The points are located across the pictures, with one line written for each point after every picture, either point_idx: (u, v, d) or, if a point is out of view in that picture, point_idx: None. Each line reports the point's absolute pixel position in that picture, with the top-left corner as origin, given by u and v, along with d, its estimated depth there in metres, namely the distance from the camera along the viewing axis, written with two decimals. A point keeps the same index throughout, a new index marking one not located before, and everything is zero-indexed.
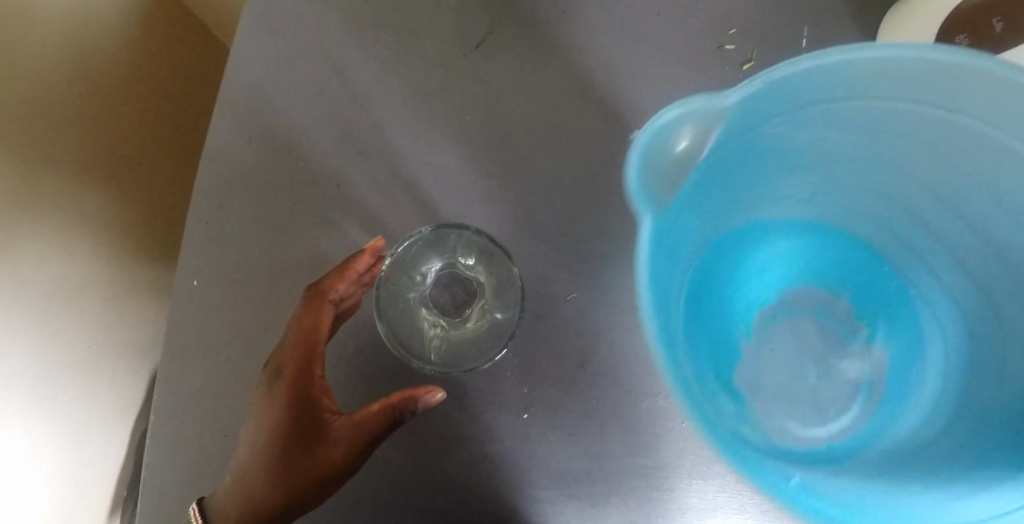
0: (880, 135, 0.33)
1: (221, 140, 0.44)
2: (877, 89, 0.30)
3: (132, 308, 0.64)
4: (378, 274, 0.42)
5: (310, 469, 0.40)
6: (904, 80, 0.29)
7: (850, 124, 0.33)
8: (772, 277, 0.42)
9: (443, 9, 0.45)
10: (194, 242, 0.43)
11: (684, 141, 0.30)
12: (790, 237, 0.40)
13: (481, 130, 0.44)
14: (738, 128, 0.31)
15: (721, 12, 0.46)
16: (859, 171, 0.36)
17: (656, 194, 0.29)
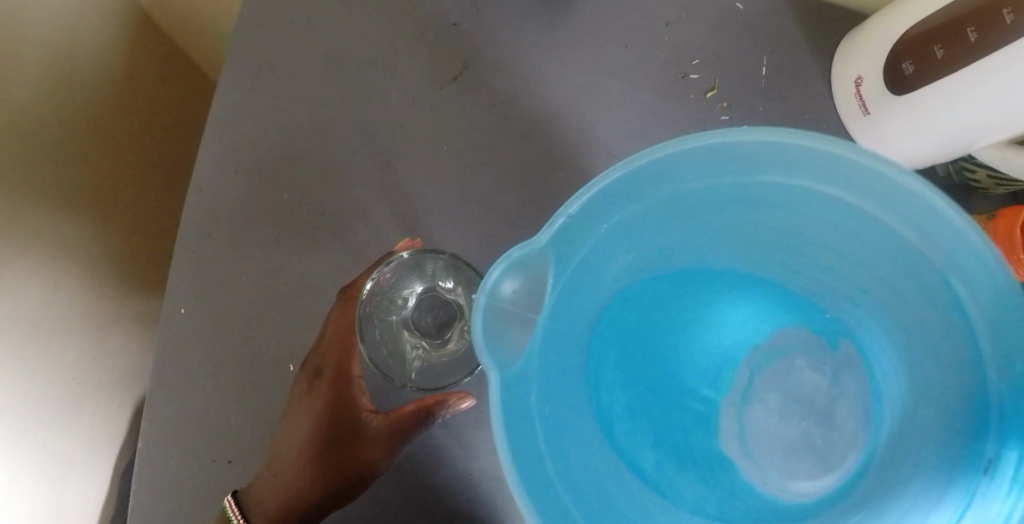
0: (715, 208, 0.38)
1: (208, 172, 0.46)
2: (689, 179, 0.35)
3: (116, 340, 0.64)
4: (358, 307, 0.42)
5: (349, 461, 0.43)
6: (691, 166, 0.35)
7: (677, 209, 0.38)
8: (698, 343, 0.45)
9: (421, 45, 0.47)
10: (183, 272, 0.45)
11: (514, 288, 0.34)
12: (692, 303, 0.44)
13: (458, 160, 0.46)
14: (567, 253, 0.36)
15: (686, 43, 0.48)
16: (723, 233, 0.40)
17: (502, 342, 0.34)
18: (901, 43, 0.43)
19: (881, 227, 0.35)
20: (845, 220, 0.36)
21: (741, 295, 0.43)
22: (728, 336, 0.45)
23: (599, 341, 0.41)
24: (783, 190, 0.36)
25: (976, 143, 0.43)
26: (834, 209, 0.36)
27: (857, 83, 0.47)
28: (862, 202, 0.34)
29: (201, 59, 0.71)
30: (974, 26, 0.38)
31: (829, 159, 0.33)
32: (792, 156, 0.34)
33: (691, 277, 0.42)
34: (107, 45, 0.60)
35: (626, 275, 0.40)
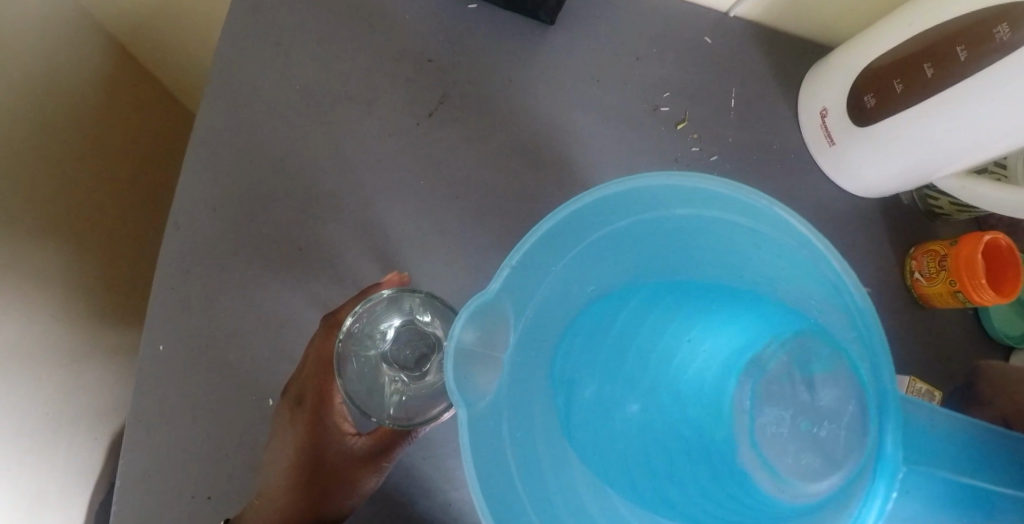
0: (651, 244, 0.39)
1: (185, 207, 0.45)
2: (612, 212, 0.36)
3: (94, 372, 0.65)
4: (338, 345, 0.42)
5: (332, 483, 0.45)
6: (612, 207, 0.36)
7: (616, 248, 0.38)
8: (687, 363, 0.45)
9: (399, 80, 0.48)
10: (159, 310, 0.43)
11: (475, 334, 0.34)
12: (671, 325, 0.43)
13: (437, 193, 0.47)
14: (520, 297, 0.36)
15: (657, 77, 0.50)
16: (668, 266, 0.40)
17: (474, 387, 0.34)
18: (863, 78, 0.44)
19: (778, 241, 0.35)
20: (757, 244, 0.36)
21: (714, 315, 0.42)
22: (715, 357, 0.44)
23: (575, 371, 0.41)
24: (696, 222, 0.37)
25: (939, 171, 0.44)
26: (747, 234, 0.36)
27: (822, 114, 0.48)
28: (762, 225, 0.35)
29: (179, 90, 0.71)
30: (929, 63, 0.40)
31: (717, 196, 0.35)
32: (691, 194, 0.36)
33: (661, 303, 0.41)
34: (93, 73, 0.59)
35: (585, 306, 0.40)
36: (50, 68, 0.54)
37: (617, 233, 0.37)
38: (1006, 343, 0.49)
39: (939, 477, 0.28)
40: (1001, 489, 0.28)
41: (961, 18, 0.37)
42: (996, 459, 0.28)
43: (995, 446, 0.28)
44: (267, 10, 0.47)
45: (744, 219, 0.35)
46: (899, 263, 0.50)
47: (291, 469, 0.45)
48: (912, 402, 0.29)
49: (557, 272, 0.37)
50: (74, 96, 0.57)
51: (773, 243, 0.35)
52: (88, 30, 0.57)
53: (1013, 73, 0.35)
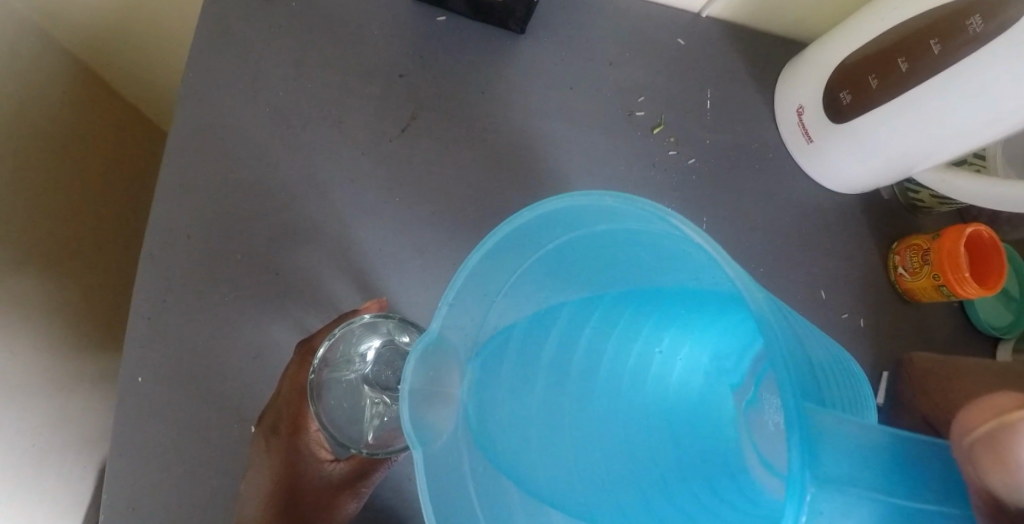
0: (590, 266, 0.32)
1: (158, 234, 0.44)
2: (532, 234, 0.31)
3: (79, 398, 0.65)
4: (309, 379, 0.42)
5: (311, 509, 0.45)
6: (531, 234, 0.31)
7: (558, 274, 0.33)
8: (669, 379, 0.35)
9: (370, 96, 0.47)
10: (136, 340, 0.43)
11: (426, 375, 0.32)
12: (640, 337, 0.34)
13: (411, 209, 0.46)
14: (460, 335, 0.33)
15: (631, 82, 0.50)
16: (621, 282, 0.32)
17: (431, 427, 0.31)
18: (838, 73, 0.44)
19: (662, 241, 0.27)
20: (674, 256, 0.27)
21: (686, 322, 0.33)
22: (698, 364, 0.36)
23: (534, 393, 0.34)
24: (620, 235, 0.29)
25: (918, 165, 0.43)
26: (656, 249, 0.28)
27: (799, 112, 0.48)
28: (661, 227, 0.25)
29: (154, 113, 0.71)
30: (903, 57, 0.39)
31: (613, 210, 0.27)
32: (595, 212, 0.28)
33: (620, 319, 0.34)
34: (67, 99, 0.59)
35: (537, 328, 0.34)
36: (23, 97, 0.53)
37: (551, 255, 0.32)
38: (993, 334, 0.49)
39: (864, 499, 0.16)
40: (938, 507, 0.17)
41: (932, 11, 0.37)
42: (925, 475, 0.17)
43: (924, 453, 0.17)
44: (234, 32, 0.47)
45: (639, 222, 0.27)
46: (882, 259, 0.50)
47: (267, 500, 0.44)
48: (818, 411, 0.18)
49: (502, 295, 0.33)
50: (48, 123, 0.57)
51: (672, 243, 0.26)
52: (58, 56, 0.56)
53: (990, 64, 0.34)
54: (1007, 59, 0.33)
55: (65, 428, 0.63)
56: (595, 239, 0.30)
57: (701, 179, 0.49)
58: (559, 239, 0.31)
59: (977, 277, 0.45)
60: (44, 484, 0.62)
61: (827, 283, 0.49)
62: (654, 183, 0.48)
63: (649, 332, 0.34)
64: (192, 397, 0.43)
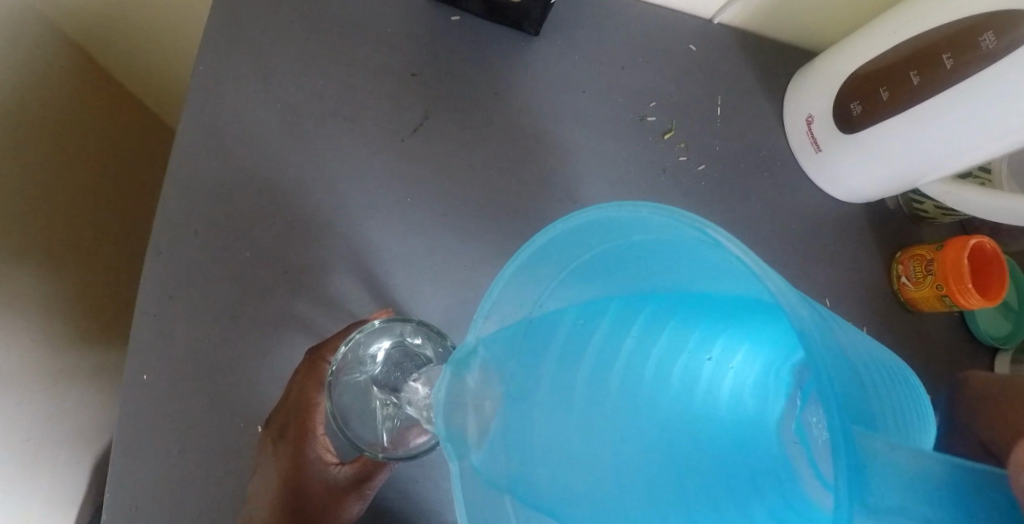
0: (635, 270, 0.29)
1: (166, 230, 0.43)
2: (565, 239, 0.29)
3: (75, 393, 0.64)
4: (330, 377, 0.41)
5: (318, 516, 0.43)
6: (568, 240, 0.29)
7: (603, 277, 0.29)
8: (720, 392, 0.29)
9: (382, 95, 0.47)
10: (142, 338, 0.42)
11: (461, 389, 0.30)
12: (689, 343, 0.29)
13: (422, 210, 0.46)
14: (492, 346, 0.30)
15: (642, 87, 0.50)
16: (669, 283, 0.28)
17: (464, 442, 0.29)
18: (848, 84, 0.44)
19: (702, 253, 0.25)
20: (723, 268, 0.25)
21: (741, 327, 0.28)
22: (749, 375, 0.29)
23: (560, 406, 0.28)
24: (655, 243, 0.27)
25: (925, 177, 0.44)
26: (704, 262, 0.25)
27: (808, 121, 0.48)
28: (694, 236, 0.24)
29: (155, 106, 0.70)
30: (916, 70, 0.39)
31: (649, 220, 0.26)
32: (626, 221, 0.27)
33: (668, 322, 0.29)
34: (70, 89, 0.57)
35: (577, 332, 0.29)
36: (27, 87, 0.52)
37: (594, 260, 0.29)
38: (992, 344, 0.50)
39: None
40: None
41: (947, 26, 0.37)
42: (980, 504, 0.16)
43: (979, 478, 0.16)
44: (245, 26, 0.46)
45: (678, 232, 0.25)
46: (885, 269, 0.51)
47: (272, 507, 0.42)
48: (870, 435, 0.17)
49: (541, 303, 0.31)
50: (51, 114, 0.56)
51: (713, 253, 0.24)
52: (60, 45, 0.55)
53: (1001, 79, 0.35)
54: (1018, 75, 0.34)
55: (59, 423, 0.62)
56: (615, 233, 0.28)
57: (711, 186, 0.49)
58: (594, 247, 0.29)
59: (977, 288, 0.46)
60: (36, 480, 0.61)
61: (832, 292, 0.50)
62: (665, 189, 0.49)
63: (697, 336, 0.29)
64: (198, 397, 0.42)
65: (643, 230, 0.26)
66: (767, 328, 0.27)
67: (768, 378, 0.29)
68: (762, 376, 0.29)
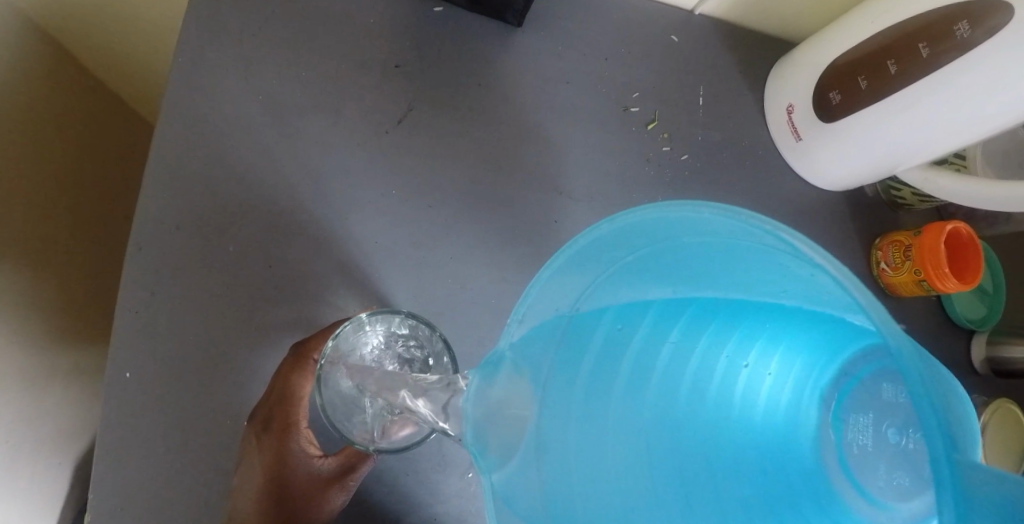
0: (682, 274, 0.29)
1: (146, 225, 0.43)
2: (604, 239, 0.28)
3: (52, 396, 0.62)
4: (319, 368, 0.40)
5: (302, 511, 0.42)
6: (610, 243, 0.29)
7: (646, 279, 0.29)
8: (754, 400, 0.29)
9: (366, 87, 0.47)
10: (124, 335, 0.42)
11: (487, 396, 0.30)
12: (728, 348, 0.29)
13: (409, 202, 0.46)
14: (530, 348, 0.30)
15: (626, 78, 0.50)
16: (713, 286, 0.29)
17: (496, 451, 0.28)
18: (827, 74, 0.44)
19: (762, 258, 0.25)
20: (783, 273, 0.25)
21: (783, 330, 0.28)
22: (786, 383, 0.29)
23: (598, 412, 0.27)
24: (709, 246, 0.27)
25: (902, 164, 0.45)
26: (763, 267, 0.26)
27: (788, 111, 0.49)
28: (764, 242, 0.24)
29: (133, 101, 0.69)
30: (893, 59, 0.40)
31: (709, 222, 0.26)
32: (678, 220, 0.27)
33: (705, 324, 0.29)
34: (44, 82, 0.56)
35: (615, 336, 0.29)
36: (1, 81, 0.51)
37: (634, 261, 0.29)
38: (968, 327, 0.51)
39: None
40: None
41: (921, 17, 0.38)
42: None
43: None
44: (224, 17, 0.46)
45: (742, 238, 0.25)
46: (865, 255, 0.52)
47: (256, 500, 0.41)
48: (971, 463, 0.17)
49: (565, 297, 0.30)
50: (27, 109, 0.54)
51: (791, 263, 0.24)
52: (33, 39, 0.54)
53: (974, 68, 0.36)
54: (993, 64, 0.35)
55: (35, 428, 0.61)
56: (662, 231, 0.27)
57: (694, 176, 0.50)
58: (638, 249, 0.28)
59: (955, 273, 0.47)
60: (12, 485, 0.60)
61: None
62: (649, 179, 0.49)
63: (734, 339, 0.29)
64: (183, 395, 0.42)
65: (702, 232, 0.26)
66: (817, 332, 0.27)
67: (803, 387, 0.29)
68: (799, 384, 0.29)
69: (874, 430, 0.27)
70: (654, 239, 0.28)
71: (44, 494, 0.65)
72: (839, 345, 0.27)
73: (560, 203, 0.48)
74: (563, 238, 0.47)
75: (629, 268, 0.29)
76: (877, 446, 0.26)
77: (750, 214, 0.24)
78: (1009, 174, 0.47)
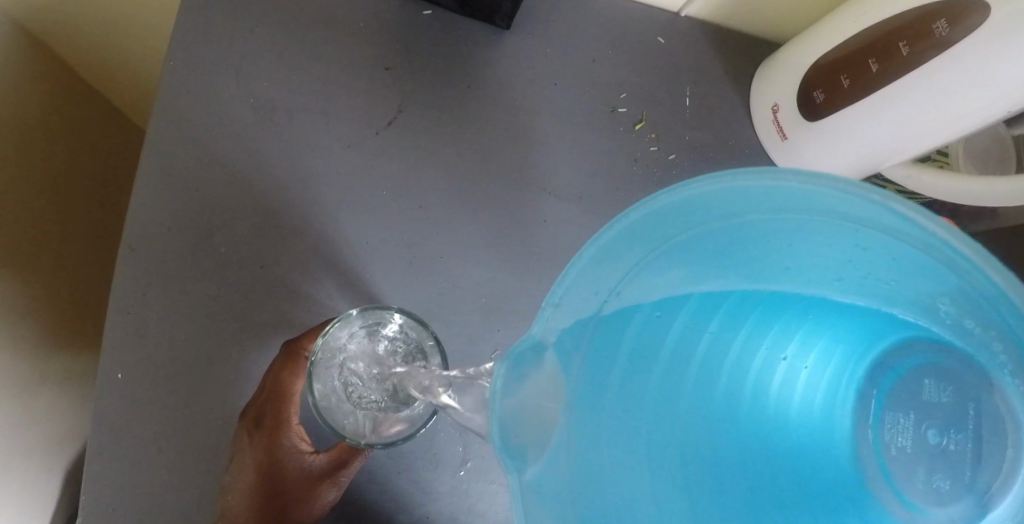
0: (728, 253, 0.29)
1: (138, 227, 0.43)
2: (669, 212, 0.26)
3: (43, 402, 0.62)
4: (310, 364, 0.40)
5: (293, 505, 0.43)
6: (664, 220, 0.27)
7: (692, 256, 0.29)
8: (792, 389, 0.34)
9: (356, 89, 0.47)
10: (117, 337, 0.42)
11: (523, 385, 0.27)
12: (766, 341, 0.33)
13: (399, 202, 0.46)
14: (568, 337, 0.29)
15: (613, 79, 0.51)
16: (757, 271, 0.30)
17: (532, 442, 0.27)
18: (811, 72, 0.45)
19: (831, 232, 0.26)
20: (857, 246, 0.26)
21: (824, 324, 0.32)
22: (823, 377, 0.34)
23: (663, 399, 0.31)
24: (777, 225, 0.27)
25: (886, 162, 0.45)
26: (829, 242, 0.27)
27: (774, 110, 0.49)
28: (855, 221, 0.24)
29: (125, 105, 0.69)
30: (875, 58, 0.41)
31: (797, 193, 0.24)
32: (761, 193, 0.25)
33: (749, 316, 0.32)
34: (37, 88, 0.57)
35: (655, 324, 0.31)
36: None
37: (688, 243, 0.28)
38: None
39: None
40: None
41: (901, 15, 0.39)
42: None
43: None
44: (215, 22, 0.46)
45: (822, 212, 0.25)
46: None
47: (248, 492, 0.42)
48: None
49: (602, 276, 0.28)
50: (19, 116, 0.55)
51: (873, 238, 0.25)
52: (26, 45, 0.54)
53: (956, 65, 0.36)
54: (973, 59, 0.35)
55: (25, 434, 0.61)
56: (728, 206, 0.26)
57: (682, 175, 0.50)
58: (693, 229, 0.28)
59: None
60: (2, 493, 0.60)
61: None
62: (636, 177, 0.49)
63: (776, 333, 0.33)
64: (176, 396, 0.42)
65: (784, 210, 0.26)
66: (856, 326, 0.32)
67: (837, 381, 0.34)
68: (835, 376, 0.34)
69: (913, 429, 0.32)
70: (710, 220, 0.27)
71: (33, 502, 0.64)
72: (874, 341, 0.32)
73: (549, 203, 0.48)
74: (551, 238, 0.48)
75: (679, 250, 0.29)
76: (915, 445, 0.32)
77: (840, 179, 0.23)
78: (990, 170, 0.48)
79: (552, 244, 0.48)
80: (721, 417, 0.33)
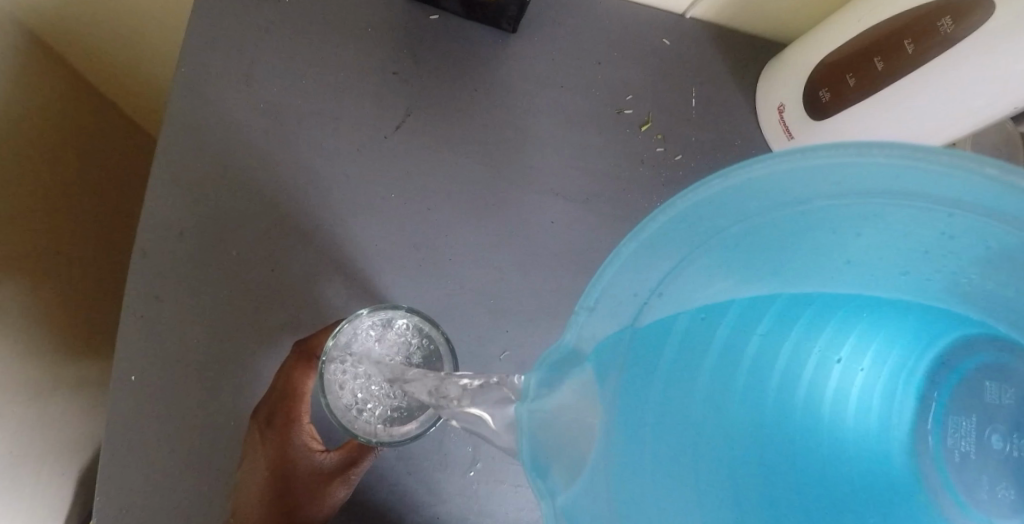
0: (785, 248, 0.28)
1: (151, 232, 0.44)
2: (715, 211, 0.26)
3: (54, 411, 0.63)
4: (321, 364, 0.40)
5: (303, 502, 0.43)
6: (708, 215, 0.26)
7: (737, 256, 0.28)
8: (848, 393, 0.32)
9: (363, 93, 0.48)
10: (130, 340, 0.42)
11: (558, 397, 0.28)
12: (818, 341, 0.31)
13: (406, 204, 0.47)
14: (606, 345, 0.29)
15: (619, 81, 0.51)
16: (805, 267, 0.29)
17: (562, 465, 0.27)
18: (816, 73, 0.45)
19: (912, 218, 0.24)
20: (944, 233, 0.24)
21: (881, 321, 0.31)
22: (879, 377, 0.32)
23: (708, 403, 0.31)
24: (832, 218, 0.26)
25: None
26: (908, 229, 0.25)
27: (780, 110, 0.49)
28: (945, 204, 0.22)
29: (136, 114, 0.70)
30: (879, 56, 0.40)
31: (856, 177, 0.23)
32: (822, 179, 0.24)
33: (798, 317, 0.31)
34: (50, 94, 0.58)
35: (699, 327, 0.30)
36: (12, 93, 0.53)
37: (734, 240, 0.27)
38: None
39: None
40: None
41: (906, 13, 0.39)
42: None
43: None
44: (225, 29, 0.47)
45: (903, 196, 0.23)
46: None
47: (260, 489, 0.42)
48: None
49: (642, 277, 0.28)
50: (35, 121, 0.56)
51: (959, 221, 0.23)
52: (40, 54, 0.55)
53: (967, 60, 0.36)
54: (983, 53, 0.35)
55: (36, 442, 0.61)
56: (769, 205, 0.26)
57: (688, 176, 0.50)
58: (746, 220, 0.27)
59: None
60: (12, 501, 0.60)
61: None
62: (642, 177, 0.50)
63: (831, 331, 0.31)
64: (188, 398, 0.43)
65: (842, 199, 0.25)
66: (916, 326, 0.31)
67: (894, 382, 0.32)
68: (893, 377, 0.32)
69: (975, 435, 0.31)
70: (758, 210, 0.26)
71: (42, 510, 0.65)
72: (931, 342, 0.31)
73: (554, 203, 0.48)
74: (557, 239, 0.48)
75: (724, 247, 0.28)
76: (978, 452, 0.31)
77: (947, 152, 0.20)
78: None
79: (558, 244, 0.48)
80: (771, 422, 0.32)
